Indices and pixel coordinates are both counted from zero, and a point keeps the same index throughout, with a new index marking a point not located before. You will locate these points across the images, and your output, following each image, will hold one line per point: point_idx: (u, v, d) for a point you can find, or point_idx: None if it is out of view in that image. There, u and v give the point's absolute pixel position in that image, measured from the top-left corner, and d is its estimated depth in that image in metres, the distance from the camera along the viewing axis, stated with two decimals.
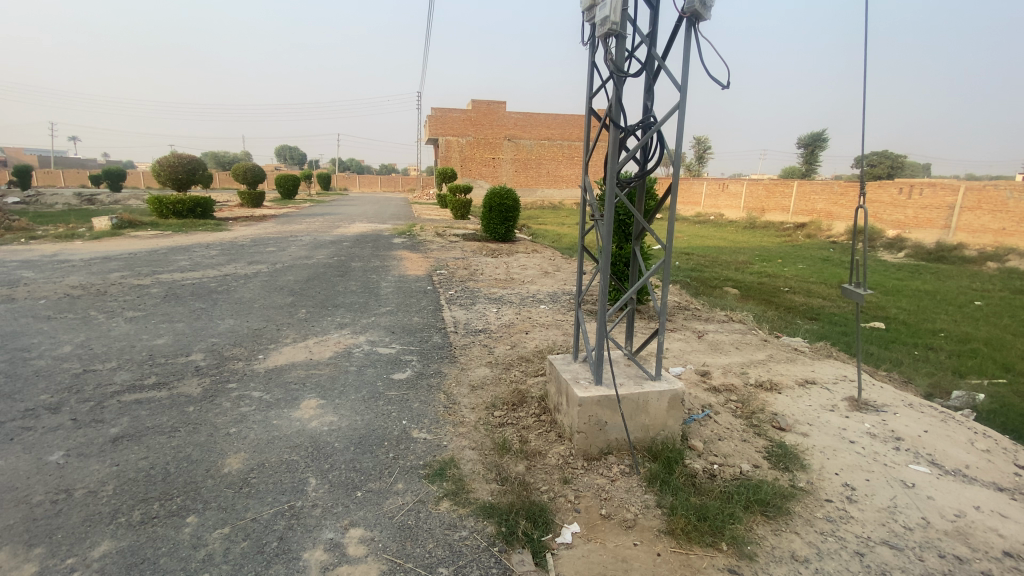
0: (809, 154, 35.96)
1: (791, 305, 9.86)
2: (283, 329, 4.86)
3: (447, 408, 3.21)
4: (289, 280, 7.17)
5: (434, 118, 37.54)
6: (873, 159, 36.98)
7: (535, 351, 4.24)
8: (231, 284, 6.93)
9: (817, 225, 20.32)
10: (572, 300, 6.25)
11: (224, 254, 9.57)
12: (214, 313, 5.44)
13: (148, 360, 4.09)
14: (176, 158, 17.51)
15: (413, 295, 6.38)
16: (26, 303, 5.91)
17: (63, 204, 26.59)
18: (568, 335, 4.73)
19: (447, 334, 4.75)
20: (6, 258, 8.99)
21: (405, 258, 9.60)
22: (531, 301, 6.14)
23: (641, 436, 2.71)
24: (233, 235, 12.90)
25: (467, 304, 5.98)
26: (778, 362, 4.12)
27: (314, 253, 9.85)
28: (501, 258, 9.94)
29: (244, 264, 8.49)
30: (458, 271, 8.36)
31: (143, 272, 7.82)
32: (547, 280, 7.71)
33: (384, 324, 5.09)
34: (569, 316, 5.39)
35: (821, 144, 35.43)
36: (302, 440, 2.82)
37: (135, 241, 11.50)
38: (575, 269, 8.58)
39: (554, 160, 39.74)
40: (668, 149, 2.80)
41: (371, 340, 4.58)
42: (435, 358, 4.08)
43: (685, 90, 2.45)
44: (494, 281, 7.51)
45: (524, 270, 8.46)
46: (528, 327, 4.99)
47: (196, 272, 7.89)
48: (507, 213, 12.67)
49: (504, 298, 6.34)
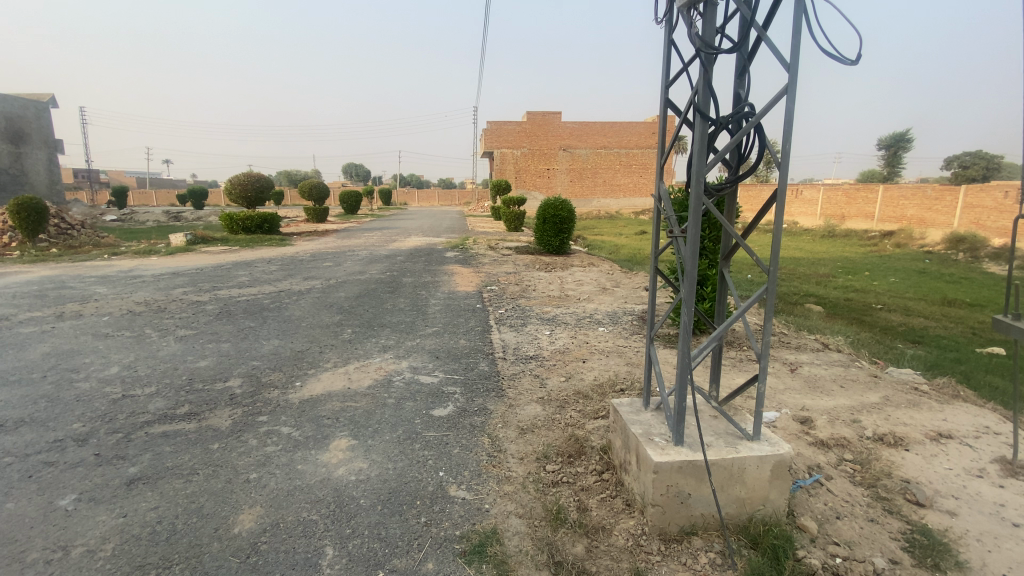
0: (892, 155, 33.12)
1: (885, 325, 8.69)
2: (325, 352, 4.60)
3: (492, 457, 2.75)
4: (339, 296, 7.04)
5: (489, 132, 37.86)
6: (968, 160, 33.51)
7: (595, 386, 3.71)
8: (282, 301, 6.87)
9: (907, 232, 18.32)
10: (635, 322, 5.64)
11: (281, 269, 9.69)
12: (259, 333, 5.30)
13: (186, 386, 3.92)
14: (246, 176, 18.38)
15: (462, 314, 6.01)
16: (91, 320, 6.07)
17: (153, 222, 28.84)
18: (632, 366, 4.15)
19: (496, 361, 4.30)
20: (87, 274, 9.54)
21: (457, 273, 9.34)
22: (589, 322, 5.58)
23: (735, 513, 2.15)
24: (294, 250, 13.25)
25: (518, 326, 5.51)
26: (899, 410, 3.34)
27: (367, 268, 9.77)
28: (555, 273, 9.46)
29: (298, 280, 8.51)
30: (511, 287, 7.94)
31: (204, 288, 7.99)
32: (606, 297, 7.11)
33: (430, 348, 4.71)
34: (633, 342, 4.80)
35: (904, 145, 32.50)
36: (324, 494, 2.45)
37: (204, 257, 11.98)
38: (637, 286, 7.94)
39: (611, 169, 38.85)
40: (769, 149, 2.22)
41: (414, 366, 4.21)
42: (481, 390, 3.63)
43: (796, 69, 1.89)
44: (548, 298, 7.02)
45: (580, 286, 7.90)
46: (587, 353, 4.45)
47: (253, 288, 7.97)
48: (562, 225, 12.17)
49: (558, 318, 5.82)
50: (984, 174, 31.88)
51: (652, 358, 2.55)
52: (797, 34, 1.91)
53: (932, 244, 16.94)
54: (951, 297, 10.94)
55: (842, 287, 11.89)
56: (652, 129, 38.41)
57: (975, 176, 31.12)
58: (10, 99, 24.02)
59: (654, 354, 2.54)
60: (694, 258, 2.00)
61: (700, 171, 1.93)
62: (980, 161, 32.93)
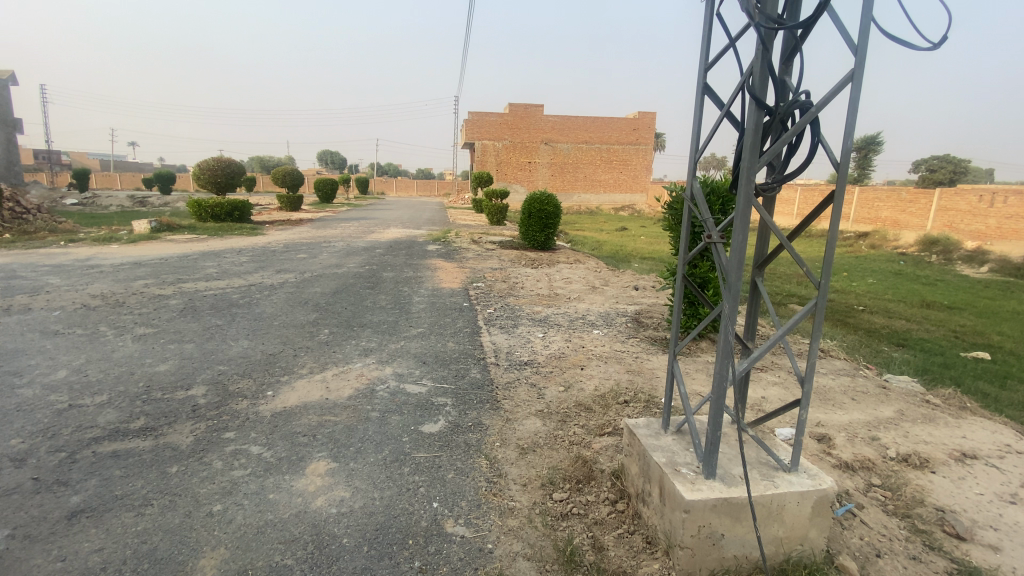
0: (863, 159, 33.85)
1: (869, 327, 8.70)
2: (300, 356, 4.22)
3: (491, 483, 2.46)
4: (316, 292, 6.61)
5: (471, 123, 37.21)
6: (934, 163, 34.54)
7: (596, 396, 3.45)
8: (253, 296, 6.42)
9: (881, 234, 18.65)
10: (631, 324, 5.40)
11: (253, 261, 9.15)
12: (228, 333, 4.86)
13: (142, 394, 3.49)
14: (215, 161, 17.51)
15: (448, 313, 5.68)
16: (39, 315, 5.52)
17: (117, 207, 27.48)
18: (635, 373, 3.90)
19: (488, 368, 4.00)
20: (38, 263, 8.83)
21: (440, 268, 8.97)
22: (584, 324, 5.32)
23: (773, 553, 1.91)
24: (267, 240, 12.63)
25: (510, 327, 5.21)
26: (917, 428, 3.19)
27: (345, 262, 9.31)
28: (541, 269, 9.19)
29: (271, 273, 8.01)
30: (497, 284, 7.62)
31: (168, 280, 7.44)
32: (596, 296, 6.87)
33: (415, 352, 4.38)
34: (632, 347, 4.55)
35: (875, 148, 33.05)
36: (301, 531, 2.13)
37: (170, 246, 11.30)
38: (626, 285, 7.73)
39: (591, 164, 38.73)
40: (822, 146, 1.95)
41: (398, 373, 3.87)
42: (474, 402, 3.33)
43: (866, 51, 1.66)
44: (537, 297, 6.73)
45: (569, 285, 7.63)
46: (585, 359, 4.18)
47: (222, 281, 7.45)
48: (547, 220, 11.91)
49: (550, 319, 5.54)
50: (950, 179, 32.85)
51: (676, 375, 2.30)
52: (869, 9, 1.67)
53: (905, 245, 17.27)
54: (928, 299, 11.10)
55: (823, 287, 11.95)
56: (633, 125, 38.40)
57: (940, 180, 32.12)
58: None
59: (677, 372, 2.29)
60: (740, 265, 1.70)
61: (751, 165, 1.65)
62: (945, 166, 33.94)
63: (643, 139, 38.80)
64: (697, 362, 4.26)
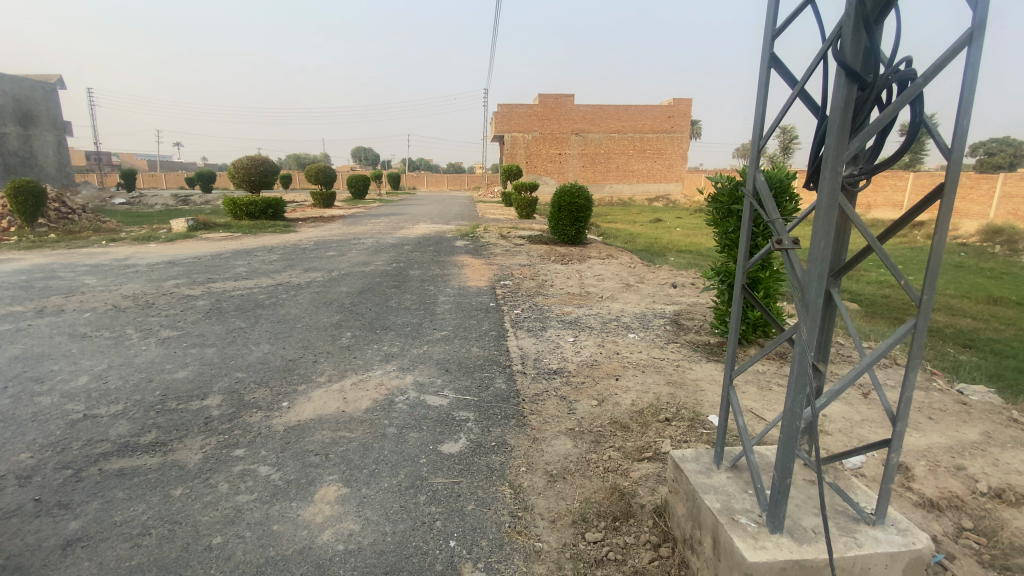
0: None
1: (930, 326, 8.00)
2: (319, 362, 4.04)
3: (516, 518, 2.19)
4: (341, 292, 6.48)
5: (501, 115, 36.85)
6: (996, 146, 32.16)
7: (633, 413, 3.14)
8: (279, 296, 6.33)
9: (938, 223, 17.41)
10: (670, 328, 5.02)
11: (282, 259, 9.14)
12: (249, 336, 4.75)
13: (157, 404, 3.38)
14: (249, 160, 17.79)
15: (474, 315, 5.43)
16: (72, 317, 5.57)
17: (161, 205, 28.51)
18: (675, 386, 3.56)
19: (514, 377, 3.73)
20: (79, 262, 9.07)
21: (467, 265, 8.76)
22: (618, 327, 4.98)
23: None
24: (298, 237, 12.70)
25: (539, 330, 4.92)
26: (1010, 456, 2.75)
27: (372, 259, 9.19)
28: (572, 265, 8.84)
29: (298, 271, 7.96)
30: (526, 282, 7.33)
31: (198, 280, 7.47)
32: (631, 295, 6.49)
33: (438, 358, 4.14)
34: (671, 355, 4.20)
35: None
36: (304, 572, 1.92)
37: (205, 244, 11.49)
38: (662, 282, 7.32)
39: (624, 154, 37.83)
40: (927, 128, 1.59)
41: (420, 382, 3.64)
42: (498, 418, 3.06)
43: (988, 3, 1.35)
44: (568, 296, 6.41)
45: (601, 282, 7.27)
46: (619, 368, 3.86)
47: (250, 280, 7.43)
48: (578, 213, 11.52)
49: (581, 321, 5.22)
50: (1012, 162, 30.86)
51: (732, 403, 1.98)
52: None
53: (965, 235, 16.06)
54: (996, 294, 10.20)
55: (876, 282, 11.16)
56: (667, 113, 37.25)
57: (1002, 163, 29.88)
58: (20, 82, 24.69)
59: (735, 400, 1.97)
60: (820, 279, 1.38)
61: (839, 150, 1.32)
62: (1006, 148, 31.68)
63: (678, 127, 37.61)
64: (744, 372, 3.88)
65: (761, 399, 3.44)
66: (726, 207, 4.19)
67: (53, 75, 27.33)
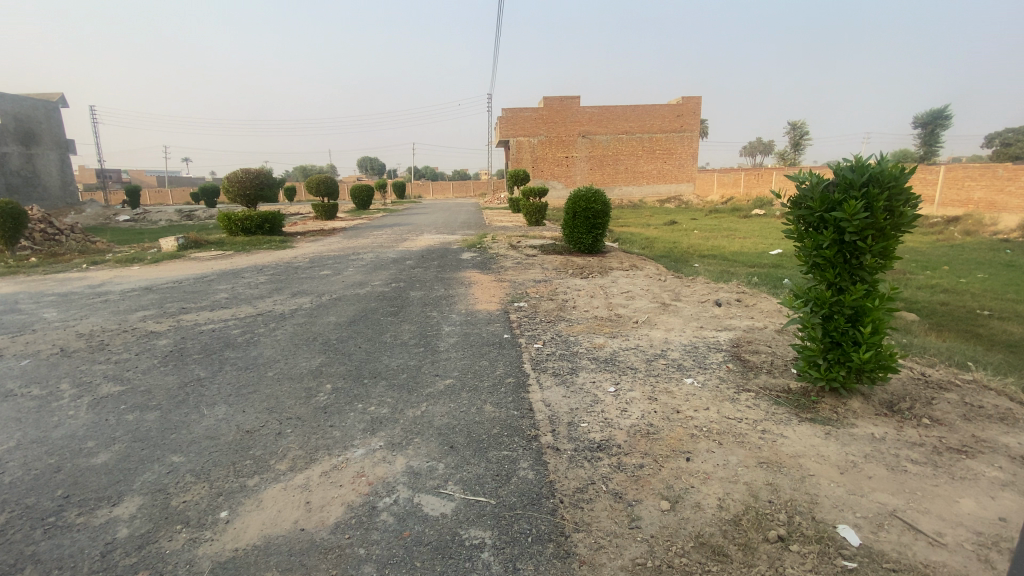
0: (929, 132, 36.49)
1: (1011, 341, 6.89)
2: (284, 435, 3.06)
3: None
4: (329, 323, 5.53)
5: (505, 119, 35.96)
6: (1014, 138, 30.91)
7: (726, 528, 2.16)
8: (255, 331, 5.38)
9: (975, 218, 16.17)
10: (733, 369, 3.99)
11: (270, 281, 8.21)
12: (205, 394, 3.79)
13: (48, 518, 2.43)
14: (244, 172, 16.92)
15: (486, 351, 4.44)
16: (5, 366, 4.65)
17: (164, 222, 27.96)
18: (772, 473, 2.55)
19: (544, 457, 2.72)
20: (47, 291, 8.20)
21: (476, 282, 7.80)
22: (667, 368, 3.95)
23: None
24: (293, 253, 11.81)
25: (568, 373, 3.90)
26: None
27: (370, 278, 8.24)
28: (594, 280, 7.84)
29: (285, 296, 7.02)
30: (544, 303, 6.32)
31: (171, 310, 6.56)
32: (670, 319, 5.46)
33: (439, 423, 3.15)
34: (749, 415, 3.18)
35: (941, 122, 36.27)
36: None
37: (192, 264, 10.62)
38: (703, 300, 6.29)
39: (632, 155, 36.82)
40: None
41: (414, 467, 2.65)
42: (526, 543, 2.07)
43: None
44: (596, 321, 5.39)
45: (631, 302, 6.24)
46: (687, 440, 2.86)
47: (229, 309, 6.51)
48: (595, 220, 10.54)
49: (619, 358, 4.19)
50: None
51: None
52: None
53: (1008, 229, 14.85)
54: None
55: (926, 287, 10.04)
56: (675, 111, 36.20)
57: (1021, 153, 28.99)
58: (22, 101, 24.34)
59: None
60: None
61: None
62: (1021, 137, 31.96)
63: (687, 126, 36.55)
64: (858, 443, 2.84)
65: (901, 491, 2.41)
66: (817, 216, 3.16)
67: (55, 93, 27.07)
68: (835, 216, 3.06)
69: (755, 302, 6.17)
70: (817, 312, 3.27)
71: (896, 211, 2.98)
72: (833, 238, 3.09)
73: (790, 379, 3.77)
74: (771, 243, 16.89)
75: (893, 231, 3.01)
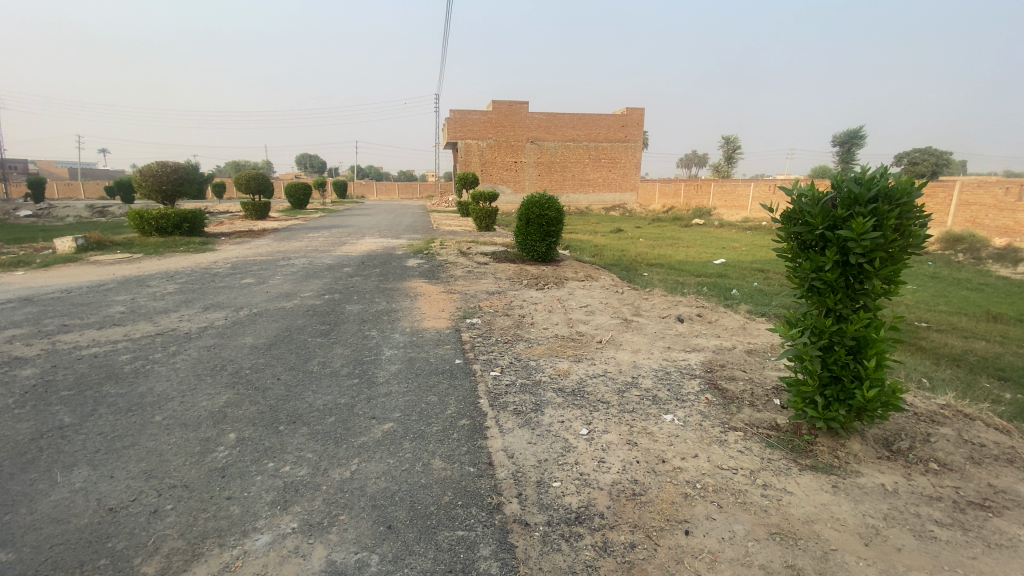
0: (848, 151, 39.32)
1: (952, 354, 7.06)
2: (161, 517, 2.29)
3: None
4: (244, 346, 4.66)
5: (452, 121, 35.17)
6: (920, 159, 33.80)
7: None
8: (150, 357, 4.43)
9: None
10: (714, 401, 3.55)
11: (181, 291, 7.12)
12: (64, 450, 2.90)
13: None
14: (160, 166, 15.15)
15: (434, 381, 3.80)
16: None
17: (69, 218, 24.92)
18: (788, 549, 2.08)
19: (511, 537, 2.13)
20: None
21: (422, 294, 7.10)
22: (643, 402, 3.46)
23: None
24: (215, 258, 10.57)
25: (530, 410, 3.33)
26: None
27: (301, 288, 7.33)
28: (549, 292, 7.36)
29: (196, 310, 6.03)
30: (498, 319, 5.73)
31: (47, 328, 5.40)
32: (636, 338, 5.03)
33: (374, 489, 2.48)
34: (743, 464, 2.73)
35: (858, 142, 39.19)
36: None
37: (91, 269, 9.18)
38: (666, 315, 5.93)
39: (579, 163, 37.09)
40: None
41: (339, 563, 1.98)
42: None
43: None
44: (557, 342, 4.86)
45: (592, 318, 5.78)
46: (681, 504, 2.36)
47: (123, 326, 5.45)
48: (549, 227, 10.10)
49: (587, 389, 3.66)
50: (931, 170, 34.00)
51: None
52: None
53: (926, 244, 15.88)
54: (990, 310, 9.55)
55: None
56: (621, 121, 36.89)
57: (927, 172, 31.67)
58: None
59: None
60: None
61: None
62: (927, 157, 35.07)
63: (631, 136, 37.30)
64: (872, 501, 2.46)
65: (939, 569, 2.02)
66: (817, 234, 2.78)
67: None
68: (840, 235, 2.68)
69: (718, 318, 5.88)
70: (815, 343, 2.87)
71: (903, 231, 2.66)
72: (837, 259, 2.71)
73: (776, 413, 3.38)
74: (715, 252, 17.21)
75: (901, 254, 2.67)
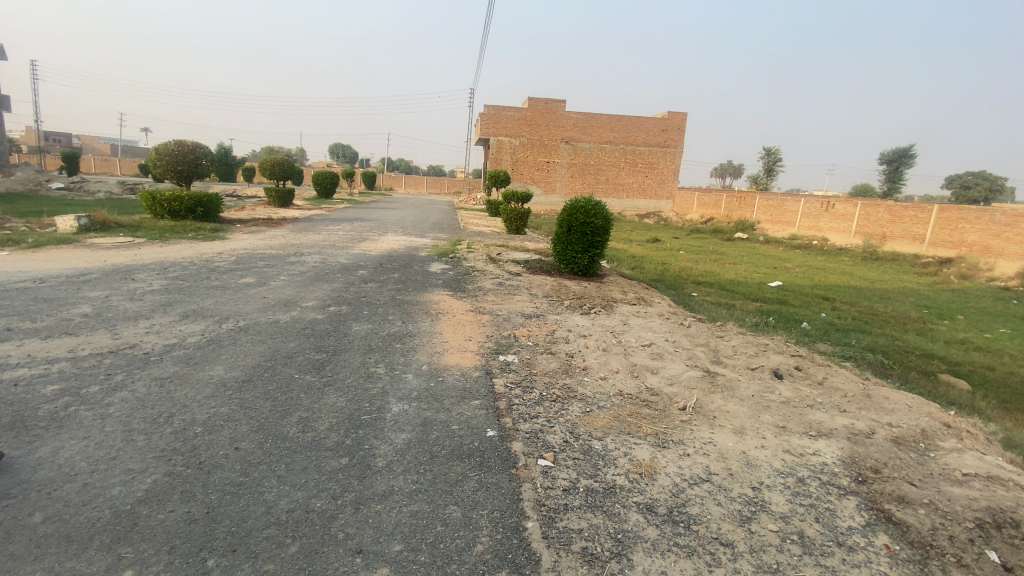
0: (893, 170, 36.98)
1: None
2: None
3: None
4: (209, 384, 3.50)
5: (486, 117, 34.05)
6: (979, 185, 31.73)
7: None
8: (80, 393, 3.28)
9: (969, 263, 15.86)
10: (900, 553, 2.23)
11: (166, 290, 6.07)
12: None
13: None
14: (178, 145, 14.35)
15: (458, 475, 2.55)
16: None
17: (99, 194, 24.71)
18: None
19: None
20: None
21: (446, 311, 5.90)
22: (788, 551, 2.17)
23: None
24: (221, 248, 9.59)
25: (609, 554, 2.07)
26: None
27: (304, 295, 6.20)
28: (598, 318, 6.08)
29: (171, 320, 4.91)
30: (541, 358, 4.48)
31: None
32: (729, 404, 3.72)
33: None
34: None
35: (909, 161, 36.91)
36: None
37: (82, 254, 8.26)
38: (755, 367, 4.59)
39: (615, 166, 35.60)
40: None
41: None
42: None
43: None
44: (624, 403, 3.59)
45: (661, 365, 4.48)
46: None
47: (72, 337, 4.35)
48: (593, 236, 8.81)
49: (691, 511, 2.39)
50: (987, 196, 31.79)
51: None
52: None
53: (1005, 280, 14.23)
54: None
55: (956, 343, 8.92)
56: (660, 126, 35.31)
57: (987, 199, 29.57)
58: None
59: None
60: None
61: None
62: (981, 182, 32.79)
63: (671, 141, 35.68)
64: None
65: None
66: None
67: None
68: None
69: (825, 376, 4.52)
70: None
71: None
72: None
73: None
74: (765, 272, 15.68)
75: None
